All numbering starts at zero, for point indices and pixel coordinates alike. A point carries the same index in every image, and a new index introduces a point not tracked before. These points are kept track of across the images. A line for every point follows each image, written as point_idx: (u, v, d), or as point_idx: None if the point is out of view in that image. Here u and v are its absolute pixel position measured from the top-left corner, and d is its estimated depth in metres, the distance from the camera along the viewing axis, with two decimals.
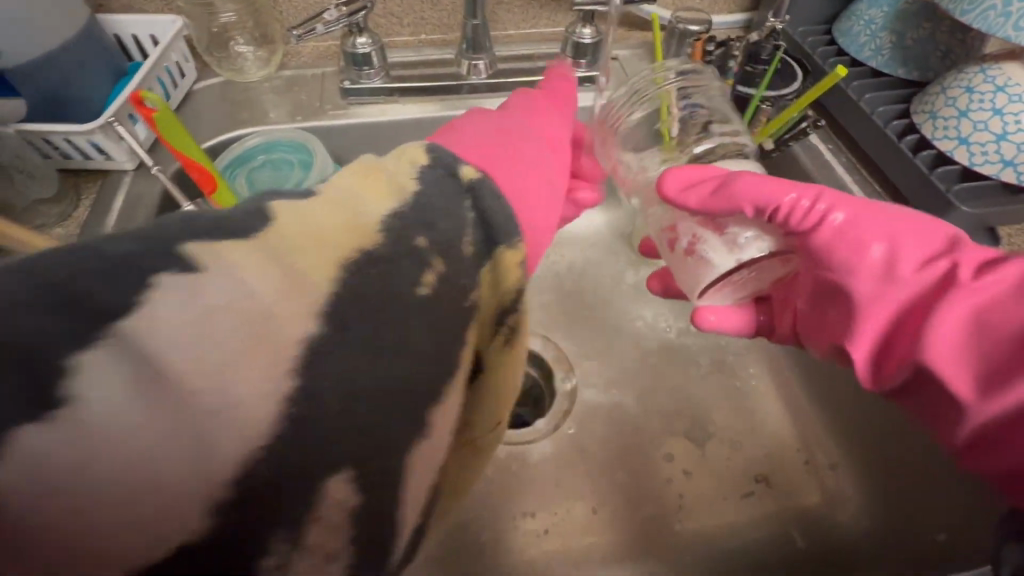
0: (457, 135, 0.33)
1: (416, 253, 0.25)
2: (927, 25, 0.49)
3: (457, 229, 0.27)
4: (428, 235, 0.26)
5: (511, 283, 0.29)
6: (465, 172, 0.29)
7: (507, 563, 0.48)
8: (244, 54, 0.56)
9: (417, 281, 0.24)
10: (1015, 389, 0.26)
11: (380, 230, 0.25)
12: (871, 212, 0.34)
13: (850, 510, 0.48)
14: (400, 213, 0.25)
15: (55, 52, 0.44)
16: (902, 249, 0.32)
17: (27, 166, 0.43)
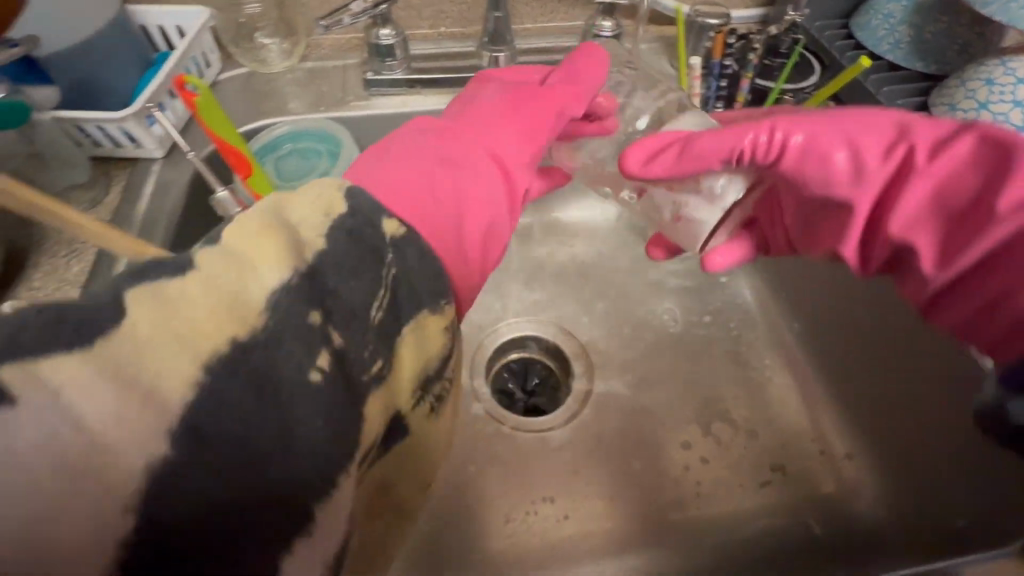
0: (391, 169, 0.35)
1: (316, 329, 0.24)
2: (944, 18, 0.50)
3: (363, 297, 0.25)
4: (322, 307, 0.24)
5: (432, 353, 0.30)
6: (387, 228, 0.28)
7: (527, 547, 0.49)
8: (268, 46, 0.57)
9: (308, 367, 0.23)
10: (968, 254, 0.31)
11: (267, 311, 0.23)
12: (824, 123, 0.34)
13: (867, 498, 0.49)
14: (294, 285, 0.23)
15: (90, 40, 0.45)
16: (860, 153, 0.33)
17: (62, 151, 0.44)
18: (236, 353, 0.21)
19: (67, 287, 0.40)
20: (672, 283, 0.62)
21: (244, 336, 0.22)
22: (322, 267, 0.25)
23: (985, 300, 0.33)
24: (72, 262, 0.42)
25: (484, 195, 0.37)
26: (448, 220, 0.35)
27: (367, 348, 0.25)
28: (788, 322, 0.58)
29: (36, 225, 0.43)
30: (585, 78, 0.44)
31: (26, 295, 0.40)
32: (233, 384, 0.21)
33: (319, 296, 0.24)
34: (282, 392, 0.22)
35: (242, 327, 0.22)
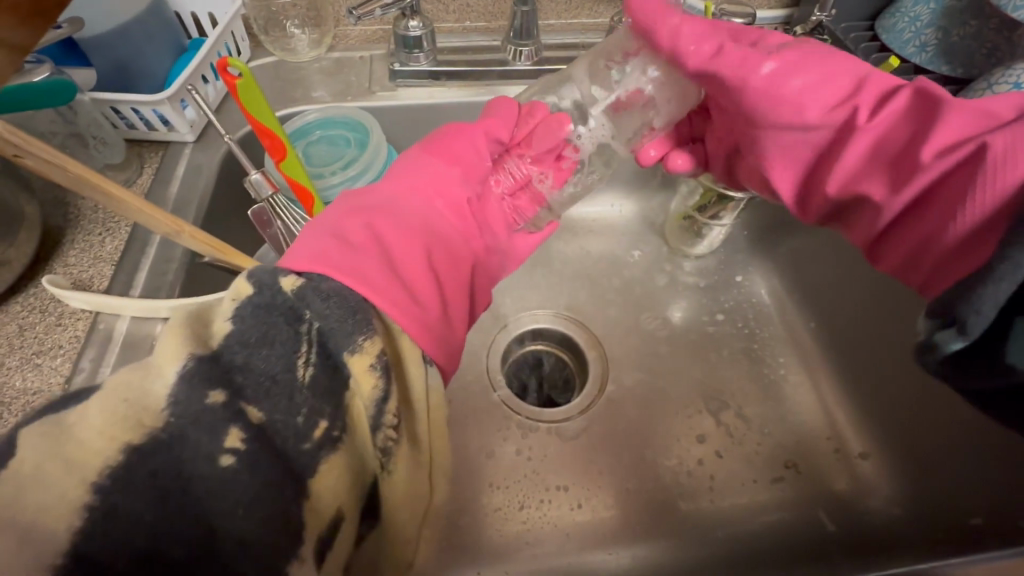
0: (318, 241, 0.31)
1: (219, 408, 0.24)
2: (974, 22, 0.49)
3: (282, 362, 0.26)
4: (226, 387, 0.24)
5: (365, 397, 0.28)
6: (284, 284, 0.27)
7: (540, 533, 0.49)
8: (297, 35, 0.57)
9: (216, 453, 0.23)
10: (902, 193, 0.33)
11: (167, 409, 0.23)
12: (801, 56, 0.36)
13: (880, 496, 0.49)
14: (185, 373, 0.24)
15: (127, 25, 0.46)
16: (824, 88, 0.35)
17: (102, 133, 0.45)
18: (132, 458, 0.22)
19: (102, 264, 0.41)
20: (687, 280, 0.63)
21: (140, 439, 0.22)
22: (225, 349, 0.25)
23: (915, 242, 0.33)
24: (107, 241, 0.43)
25: (420, 234, 0.34)
26: (379, 262, 0.31)
27: (301, 412, 0.26)
28: (803, 321, 0.59)
29: (72, 204, 0.44)
30: (498, 109, 0.42)
31: (63, 270, 0.41)
32: (134, 493, 0.22)
33: (224, 372, 0.25)
34: (194, 487, 0.23)
35: (138, 432, 0.22)
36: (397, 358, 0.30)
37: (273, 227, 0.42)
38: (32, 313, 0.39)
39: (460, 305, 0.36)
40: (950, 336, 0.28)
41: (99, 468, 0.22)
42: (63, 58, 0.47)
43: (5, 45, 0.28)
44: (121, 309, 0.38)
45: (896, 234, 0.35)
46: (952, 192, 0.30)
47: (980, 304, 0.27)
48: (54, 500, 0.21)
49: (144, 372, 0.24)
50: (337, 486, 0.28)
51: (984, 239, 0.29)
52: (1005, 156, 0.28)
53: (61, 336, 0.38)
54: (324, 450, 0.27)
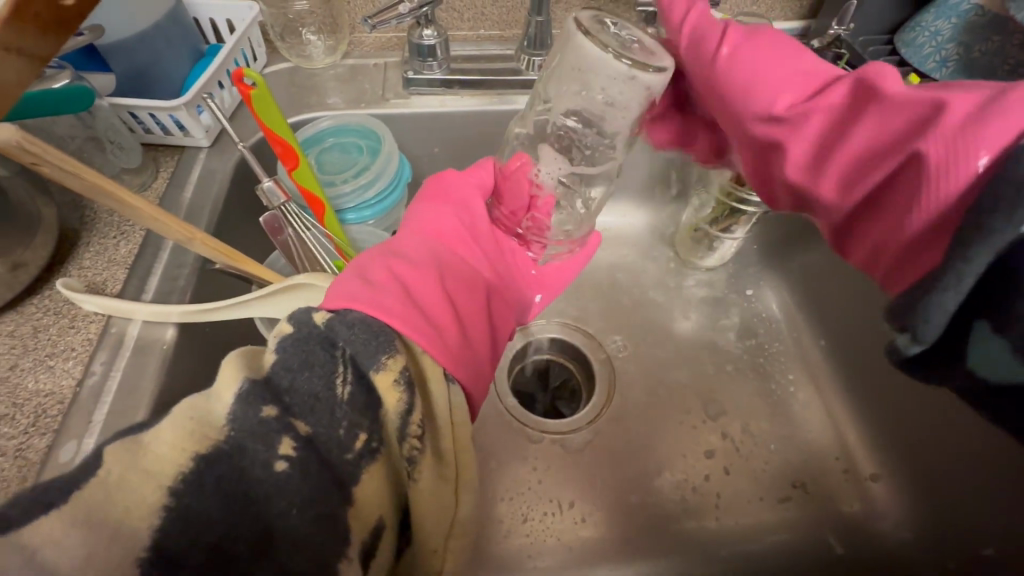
0: (347, 277, 0.31)
1: (270, 421, 0.25)
2: (996, 38, 0.48)
3: (322, 382, 0.26)
4: (277, 403, 0.26)
5: (391, 412, 0.27)
6: (316, 318, 0.28)
7: (544, 548, 0.49)
8: (312, 42, 0.58)
9: (271, 460, 0.24)
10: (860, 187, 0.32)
11: (228, 425, 0.25)
12: (767, 47, 0.36)
13: (891, 519, 0.48)
14: (243, 391, 0.26)
15: (146, 31, 0.47)
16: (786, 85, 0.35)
17: (119, 138, 0.46)
18: (200, 465, 0.23)
19: (115, 268, 0.42)
20: (697, 293, 0.62)
21: (208, 449, 0.24)
22: (274, 374, 0.27)
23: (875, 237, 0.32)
24: (121, 244, 0.43)
25: (431, 268, 0.35)
26: (398, 291, 0.31)
27: (342, 426, 0.26)
28: (814, 338, 0.58)
29: (88, 207, 0.45)
30: (470, 175, 0.44)
31: (78, 273, 0.41)
32: (202, 495, 0.23)
33: (273, 393, 0.26)
34: (257, 491, 0.24)
35: (204, 443, 0.24)
36: (421, 377, 0.29)
37: (285, 234, 0.42)
38: (46, 314, 0.39)
39: (479, 329, 0.36)
40: (906, 341, 0.26)
41: (173, 475, 0.23)
42: (82, 63, 0.47)
43: (26, 55, 0.28)
44: (132, 312, 0.39)
45: (862, 229, 0.34)
46: (902, 188, 0.29)
47: (930, 314, 0.25)
48: (135, 502, 0.22)
49: (206, 397, 0.26)
50: (377, 498, 0.27)
51: (930, 239, 0.27)
52: (944, 161, 0.26)
53: (74, 338, 0.39)
54: (367, 460, 0.27)
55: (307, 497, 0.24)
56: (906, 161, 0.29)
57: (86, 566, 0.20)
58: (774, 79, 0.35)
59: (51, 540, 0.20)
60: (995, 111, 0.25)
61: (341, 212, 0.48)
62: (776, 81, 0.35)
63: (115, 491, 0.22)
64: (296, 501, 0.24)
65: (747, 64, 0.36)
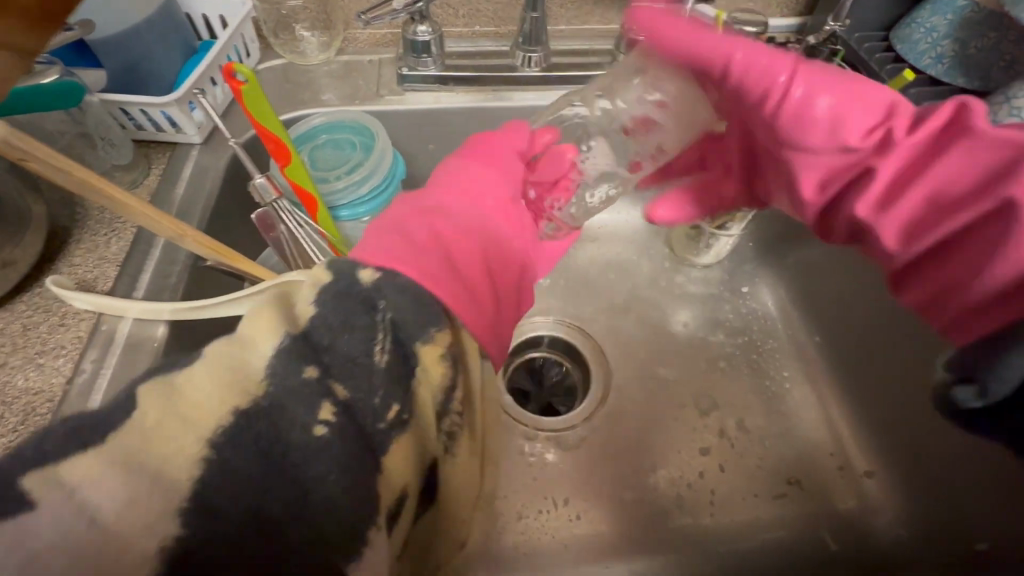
0: (386, 236, 0.31)
1: (313, 382, 0.25)
2: (992, 34, 0.48)
3: (362, 347, 0.26)
4: (318, 362, 0.25)
5: (433, 385, 0.28)
6: (363, 277, 0.28)
7: (537, 546, 0.49)
8: (306, 38, 0.57)
9: (311, 423, 0.24)
10: (931, 236, 0.31)
11: (266, 379, 0.24)
12: (829, 78, 0.32)
13: (885, 515, 0.48)
14: (286, 346, 0.25)
15: (137, 27, 0.47)
16: (850, 121, 0.31)
17: (110, 134, 0.45)
18: (240, 421, 0.23)
19: (107, 265, 0.42)
20: (693, 291, 0.62)
21: (247, 404, 0.23)
22: (313, 329, 0.26)
23: (939, 283, 0.32)
24: (112, 242, 0.43)
25: (470, 232, 0.35)
26: (438, 256, 0.31)
27: (378, 394, 0.27)
28: (809, 335, 0.58)
29: (80, 204, 0.44)
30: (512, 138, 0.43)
31: (68, 270, 0.41)
32: (241, 452, 0.23)
33: (312, 350, 0.26)
34: (293, 454, 0.24)
35: (245, 398, 0.24)
36: (464, 354, 0.30)
37: (277, 230, 0.42)
38: (36, 312, 0.39)
39: (508, 296, 0.37)
40: (969, 395, 0.31)
41: (212, 427, 0.23)
42: (74, 60, 0.47)
43: (15, 49, 0.28)
44: (123, 310, 0.38)
45: (920, 271, 0.33)
46: (980, 239, 0.29)
47: (1004, 373, 0.28)
48: (175, 451, 0.22)
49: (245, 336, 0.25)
50: (404, 465, 0.28)
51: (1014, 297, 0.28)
52: None
53: (64, 336, 0.38)
54: (397, 429, 0.27)
55: (344, 466, 0.25)
56: (985, 212, 0.28)
57: (125, 517, 0.21)
58: (838, 114, 0.31)
59: (71, 497, 0.20)
60: None
61: (334, 210, 0.47)
62: (842, 119, 0.31)
63: (151, 442, 0.22)
64: (332, 465, 0.24)
65: (809, 103, 0.32)
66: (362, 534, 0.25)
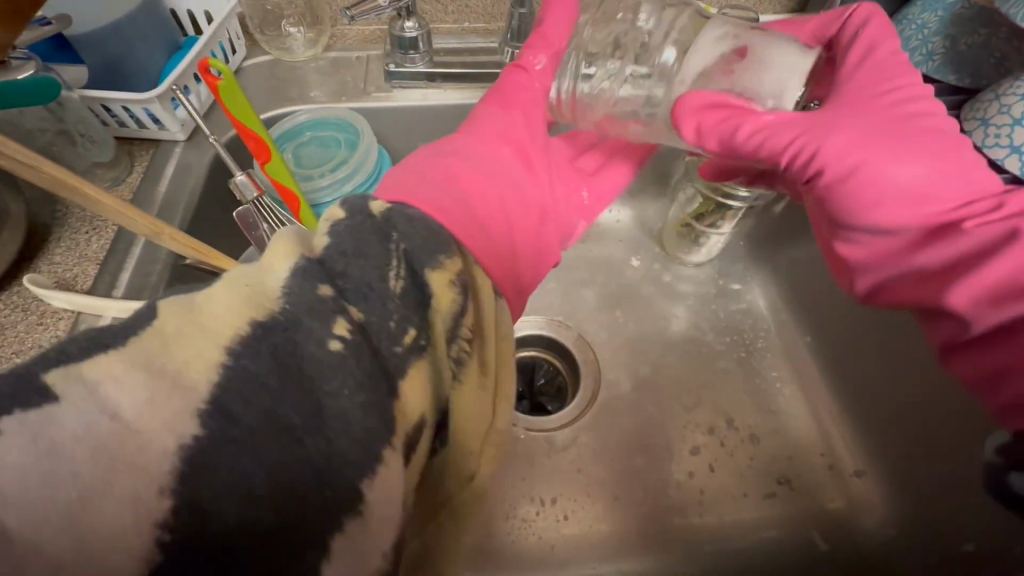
0: (410, 174, 0.36)
1: (327, 300, 0.24)
2: (983, 31, 0.48)
3: (376, 273, 0.25)
4: (332, 283, 0.24)
5: (444, 311, 0.27)
6: (375, 206, 0.28)
7: (523, 547, 0.48)
8: (293, 35, 0.57)
9: (326, 337, 0.23)
10: (1009, 310, 0.33)
11: (282, 297, 0.23)
12: (904, 154, 0.37)
13: (876, 514, 0.48)
14: (299, 269, 0.24)
15: (119, 22, 0.46)
16: (928, 192, 0.37)
17: (90, 131, 0.44)
18: (256, 330, 0.22)
19: (86, 263, 0.41)
20: (685, 289, 0.61)
21: (263, 316, 0.22)
22: (328, 257, 0.25)
23: (1003, 363, 0.34)
24: (93, 239, 0.42)
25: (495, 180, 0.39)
26: (459, 200, 0.35)
27: (393, 318, 0.25)
28: (800, 334, 0.57)
29: (60, 202, 0.44)
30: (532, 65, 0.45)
31: (48, 269, 0.41)
32: (259, 358, 0.22)
33: (327, 274, 0.25)
34: (323, 386, 0.22)
35: (260, 310, 0.22)
36: (476, 286, 0.30)
37: (258, 230, 0.41)
38: (13, 311, 0.38)
39: (530, 246, 0.40)
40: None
41: (230, 334, 0.22)
42: (54, 55, 0.46)
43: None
44: (102, 310, 0.37)
45: (980, 350, 0.35)
46: None
47: None
48: (195, 356, 0.21)
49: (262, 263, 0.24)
50: (420, 395, 0.26)
51: None
52: None
53: (42, 335, 0.38)
54: (414, 355, 0.26)
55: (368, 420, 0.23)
56: None
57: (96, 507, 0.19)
58: (912, 187, 0.37)
59: None
60: None
61: (317, 207, 0.47)
62: (915, 189, 0.37)
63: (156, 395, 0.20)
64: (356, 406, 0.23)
65: (887, 174, 0.37)
66: (367, 510, 0.23)
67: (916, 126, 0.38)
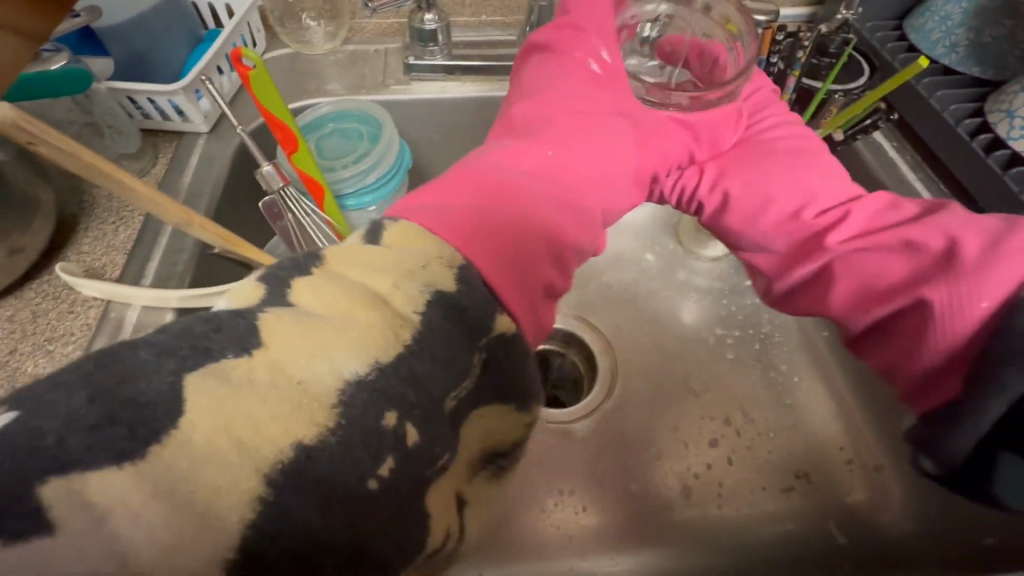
0: (485, 214, 0.29)
1: (389, 430, 0.21)
2: (1008, 22, 0.47)
3: (444, 388, 0.24)
4: (398, 406, 0.22)
5: (497, 434, 0.30)
6: (499, 326, 0.26)
7: (541, 540, 0.49)
8: (312, 28, 0.57)
9: (368, 475, 0.21)
10: (876, 313, 0.33)
11: (337, 406, 0.20)
12: (758, 177, 0.40)
13: (895, 508, 0.48)
14: (371, 382, 0.21)
15: (144, 14, 0.46)
16: (790, 209, 0.38)
17: (117, 122, 0.45)
18: (301, 458, 0.19)
19: (114, 253, 0.42)
20: (701, 283, 0.61)
21: (311, 438, 0.20)
22: (403, 360, 0.22)
23: (886, 360, 0.34)
24: (120, 230, 0.43)
25: (576, 200, 0.35)
26: (539, 252, 0.31)
27: (441, 441, 0.24)
28: (819, 329, 0.57)
29: (87, 192, 0.44)
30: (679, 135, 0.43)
31: (77, 258, 0.41)
32: (303, 497, 0.20)
33: (403, 390, 0.22)
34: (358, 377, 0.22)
35: (310, 429, 0.20)
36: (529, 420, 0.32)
37: (284, 220, 0.42)
38: (44, 300, 0.39)
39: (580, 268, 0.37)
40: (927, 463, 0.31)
41: (272, 459, 0.19)
42: (81, 47, 0.47)
43: (25, 34, 0.28)
44: (130, 298, 0.38)
45: (870, 348, 0.35)
46: (910, 320, 0.32)
47: (955, 441, 0.29)
48: (229, 483, 0.18)
49: (332, 324, 0.22)
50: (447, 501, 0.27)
51: (947, 371, 0.30)
52: (948, 306, 0.29)
53: (73, 323, 0.38)
54: (438, 476, 0.25)
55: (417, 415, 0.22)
56: (906, 301, 0.32)
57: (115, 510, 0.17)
58: (768, 206, 0.38)
59: None
60: (998, 260, 0.29)
61: (341, 198, 0.47)
62: (778, 209, 0.38)
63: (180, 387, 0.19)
64: (381, 515, 0.22)
65: (744, 202, 0.39)
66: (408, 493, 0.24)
67: (771, 151, 0.41)
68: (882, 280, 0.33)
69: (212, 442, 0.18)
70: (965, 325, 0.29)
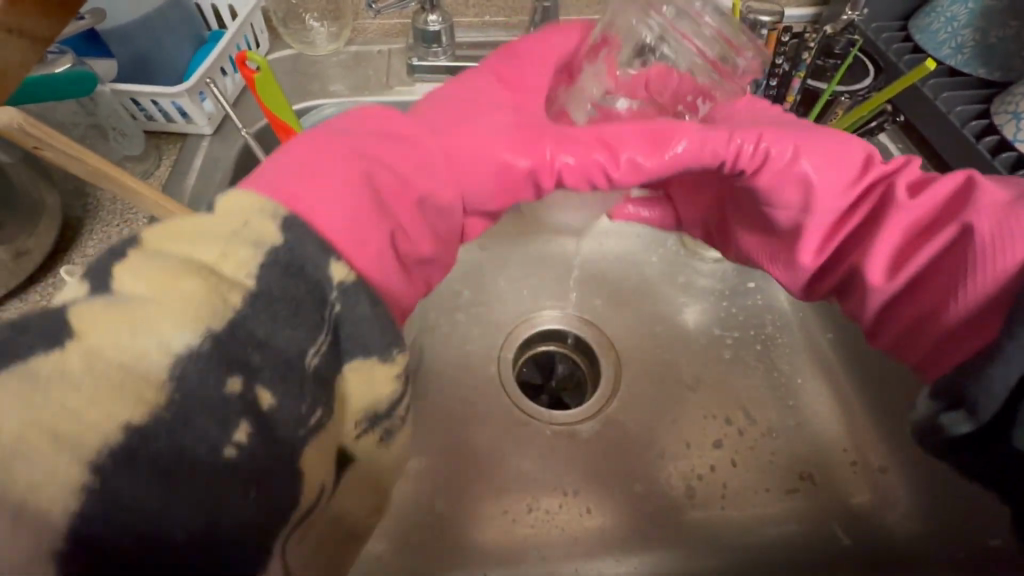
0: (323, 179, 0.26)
1: (234, 399, 0.21)
2: (1014, 23, 0.48)
3: (298, 346, 0.23)
4: (241, 372, 0.21)
5: (378, 399, 0.27)
6: (333, 274, 0.24)
7: (545, 542, 0.49)
8: (315, 29, 0.57)
9: (221, 444, 0.20)
10: (911, 267, 0.33)
11: (170, 382, 0.20)
12: (798, 136, 0.34)
13: (900, 509, 0.48)
14: (208, 356, 0.20)
15: (148, 17, 0.46)
16: (837, 175, 0.33)
17: (121, 124, 0.46)
18: (134, 439, 0.19)
19: None
20: (703, 284, 0.61)
21: (140, 418, 0.19)
22: (243, 321, 0.22)
23: (913, 319, 0.33)
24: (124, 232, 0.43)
25: (446, 174, 0.30)
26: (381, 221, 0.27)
27: (305, 401, 0.23)
28: (822, 330, 0.57)
29: (90, 194, 0.44)
30: (583, 151, 0.33)
31: (81, 261, 0.41)
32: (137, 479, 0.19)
33: (241, 353, 0.21)
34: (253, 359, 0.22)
35: (139, 409, 0.19)
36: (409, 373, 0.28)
37: None
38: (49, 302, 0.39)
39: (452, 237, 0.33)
40: (957, 420, 0.31)
41: (97, 448, 0.18)
42: (85, 48, 0.47)
43: (30, 36, 0.28)
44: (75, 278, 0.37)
45: (894, 312, 0.34)
46: (949, 267, 0.32)
47: (988, 387, 0.28)
48: (46, 476, 0.18)
49: (159, 303, 0.20)
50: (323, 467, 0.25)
51: (986, 316, 0.30)
52: (993, 238, 0.30)
53: None
54: (317, 435, 0.24)
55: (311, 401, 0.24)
56: (949, 241, 0.31)
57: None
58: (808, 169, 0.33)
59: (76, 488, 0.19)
60: None
61: None
62: (829, 170, 0.33)
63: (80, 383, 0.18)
64: (251, 481, 0.21)
65: (786, 162, 0.33)
66: None
67: (784, 122, 0.36)
68: (919, 233, 0.33)
69: (30, 436, 0.18)
70: (1005, 264, 0.29)
